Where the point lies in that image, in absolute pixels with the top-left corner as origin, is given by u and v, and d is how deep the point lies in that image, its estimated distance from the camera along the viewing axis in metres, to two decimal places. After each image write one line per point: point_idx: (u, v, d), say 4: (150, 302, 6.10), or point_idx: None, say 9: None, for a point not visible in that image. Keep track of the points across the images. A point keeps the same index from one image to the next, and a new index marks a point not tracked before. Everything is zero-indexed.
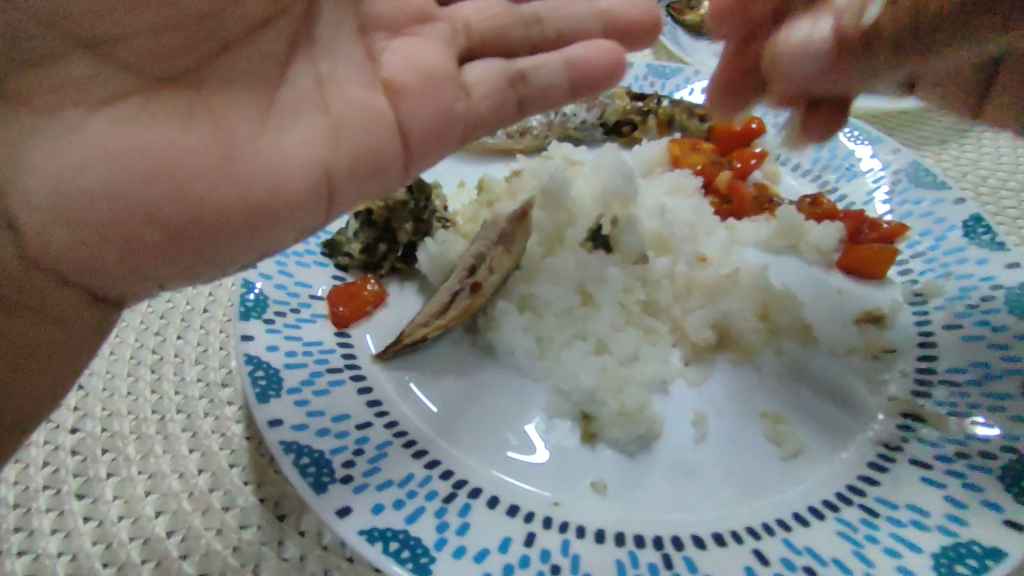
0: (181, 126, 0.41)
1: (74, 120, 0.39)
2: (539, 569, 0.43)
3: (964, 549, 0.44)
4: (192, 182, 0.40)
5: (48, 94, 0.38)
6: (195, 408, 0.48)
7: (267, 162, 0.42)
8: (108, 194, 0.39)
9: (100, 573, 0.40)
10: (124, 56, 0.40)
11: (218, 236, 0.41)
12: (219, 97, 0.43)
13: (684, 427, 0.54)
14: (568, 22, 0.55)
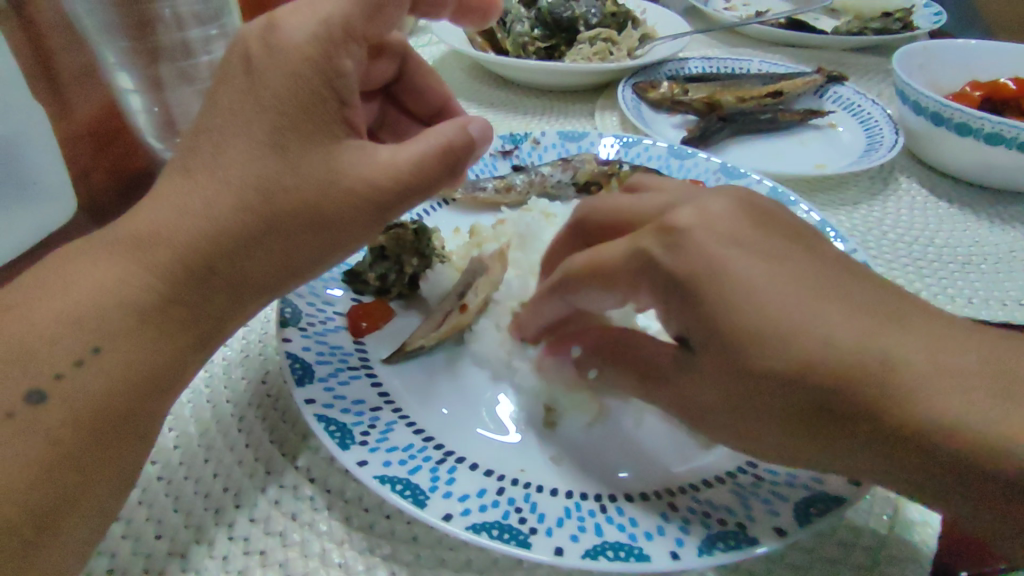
0: (323, 247, 0.59)
1: (275, 262, 0.58)
2: (506, 509, 0.53)
3: (820, 498, 0.54)
4: (305, 267, 0.61)
5: (263, 247, 0.57)
6: (242, 399, 0.68)
7: (343, 244, 0.61)
8: (270, 277, 0.59)
9: (172, 516, 0.57)
10: (308, 218, 0.57)
11: (296, 277, 0.61)
12: (341, 222, 0.58)
13: (624, 417, 0.65)
14: (426, 89, 0.89)
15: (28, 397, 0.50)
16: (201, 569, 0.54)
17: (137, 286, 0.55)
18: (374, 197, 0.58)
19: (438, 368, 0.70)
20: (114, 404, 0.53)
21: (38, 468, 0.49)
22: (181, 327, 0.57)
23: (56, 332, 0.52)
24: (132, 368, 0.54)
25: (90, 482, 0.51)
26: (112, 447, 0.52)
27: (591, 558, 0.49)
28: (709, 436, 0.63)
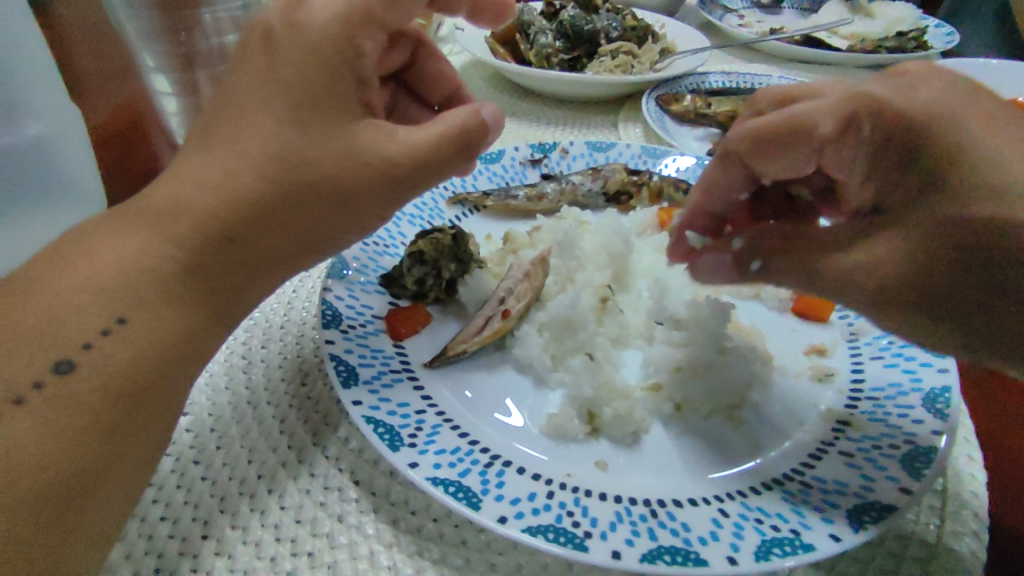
0: (340, 216, 0.58)
1: (293, 237, 0.58)
2: (558, 512, 0.53)
3: (870, 506, 0.54)
4: (321, 241, 0.60)
5: (277, 221, 0.56)
6: (282, 400, 0.67)
7: (359, 219, 0.60)
8: (288, 249, 0.59)
9: (218, 516, 0.57)
10: (324, 191, 0.56)
11: (314, 250, 0.61)
12: (360, 198, 0.57)
13: (666, 425, 0.66)
14: (437, 77, 0.89)
15: (56, 366, 0.50)
16: (251, 569, 0.53)
17: (161, 256, 0.54)
18: (392, 172, 0.57)
19: (478, 373, 0.70)
20: (140, 372, 0.52)
21: (70, 434, 0.48)
22: (201, 296, 0.57)
23: (81, 303, 0.52)
24: (157, 337, 0.54)
25: (121, 454, 0.51)
26: (141, 418, 0.52)
27: (649, 562, 0.49)
28: (752, 444, 0.63)
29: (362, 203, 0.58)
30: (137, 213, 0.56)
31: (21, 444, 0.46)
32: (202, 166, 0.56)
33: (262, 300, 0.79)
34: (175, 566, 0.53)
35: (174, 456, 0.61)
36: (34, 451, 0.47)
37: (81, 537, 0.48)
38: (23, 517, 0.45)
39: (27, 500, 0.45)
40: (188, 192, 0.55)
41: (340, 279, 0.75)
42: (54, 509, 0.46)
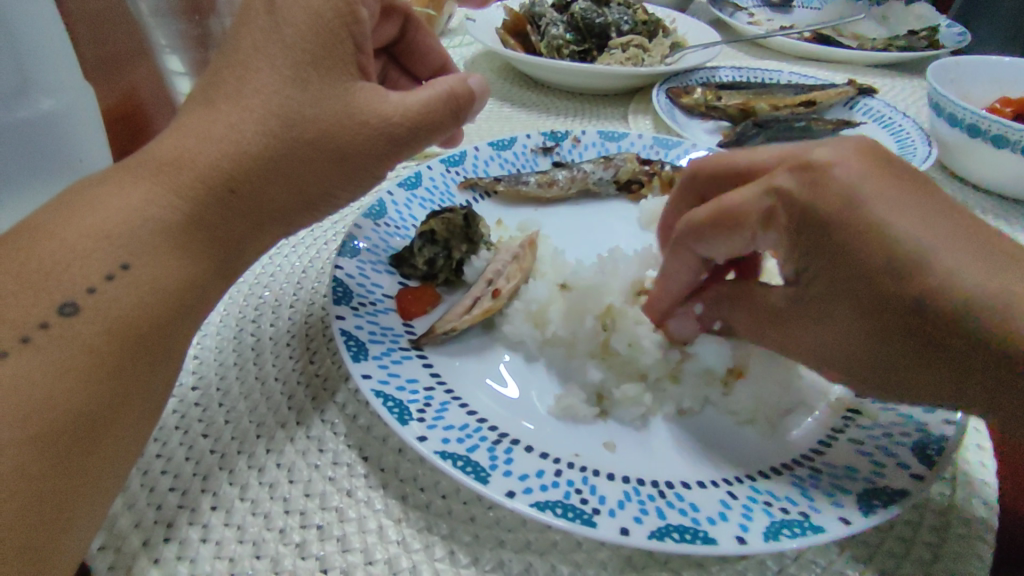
0: (335, 173, 0.61)
1: (291, 193, 0.61)
2: (567, 489, 0.53)
3: (880, 490, 0.54)
4: (314, 196, 0.63)
5: (273, 173, 0.58)
6: (292, 377, 0.67)
7: (352, 174, 0.63)
8: (281, 205, 0.61)
9: (227, 489, 0.57)
10: (325, 143, 0.59)
11: (306, 208, 0.63)
12: (355, 154, 0.61)
13: (673, 409, 0.66)
14: (426, 49, 0.88)
15: (61, 309, 0.51)
16: (260, 541, 0.53)
17: (168, 207, 0.56)
18: (390, 137, 0.61)
19: (488, 350, 0.70)
20: (144, 319, 0.53)
21: (78, 377, 0.49)
22: (203, 246, 0.58)
23: (86, 250, 0.53)
24: (160, 283, 0.54)
25: (126, 400, 0.51)
26: (147, 364, 0.53)
27: (658, 539, 0.49)
28: (761, 431, 0.63)
29: (358, 158, 0.61)
30: (154, 171, 0.57)
31: (25, 386, 0.47)
32: (211, 121, 0.58)
33: (271, 278, 0.79)
34: (184, 535, 0.53)
35: (182, 429, 0.61)
36: (40, 392, 0.47)
37: (90, 475, 0.49)
38: (30, 455, 0.45)
39: (35, 438, 0.46)
40: (207, 149, 0.57)
41: (351, 258, 0.75)
42: (59, 448, 0.47)
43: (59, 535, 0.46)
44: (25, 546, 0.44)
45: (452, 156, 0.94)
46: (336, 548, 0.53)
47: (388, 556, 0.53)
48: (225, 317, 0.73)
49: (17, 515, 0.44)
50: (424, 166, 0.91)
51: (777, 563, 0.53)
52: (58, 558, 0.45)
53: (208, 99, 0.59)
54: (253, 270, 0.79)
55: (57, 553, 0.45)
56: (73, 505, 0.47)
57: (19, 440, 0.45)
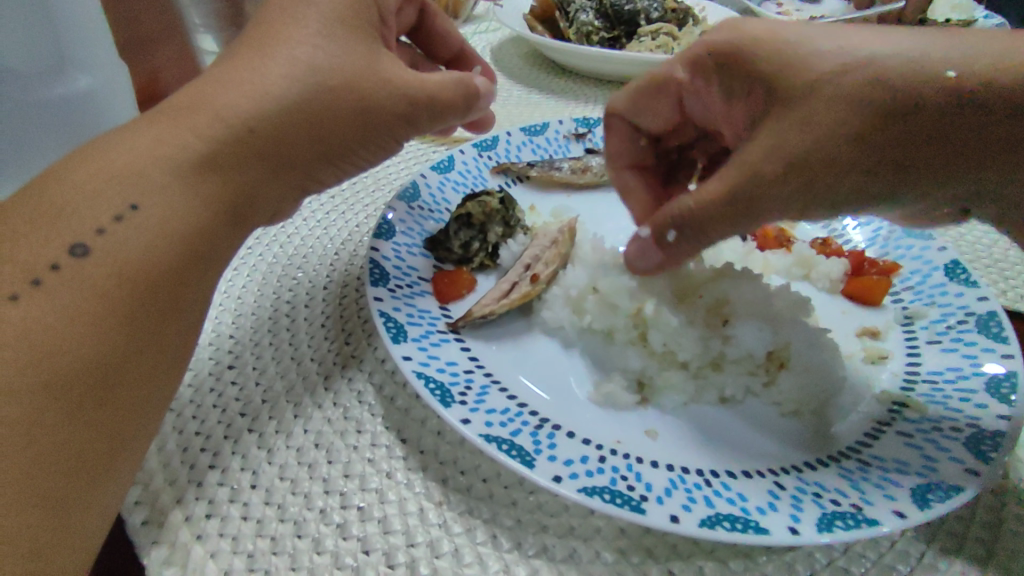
0: (360, 134, 0.61)
1: (311, 142, 0.59)
2: (612, 475, 0.52)
3: (934, 485, 0.52)
4: (335, 158, 0.62)
5: (299, 130, 0.57)
6: (328, 358, 0.67)
7: (371, 136, 0.62)
8: (303, 161, 0.60)
9: (266, 467, 0.56)
10: (355, 97, 0.59)
11: (324, 171, 0.62)
12: (378, 111, 0.60)
13: (714, 398, 0.64)
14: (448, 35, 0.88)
15: (71, 251, 0.49)
16: (300, 520, 0.52)
17: (187, 154, 0.54)
18: (411, 97, 0.62)
19: (524, 334, 0.69)
20: (162, 269, 0.52)
21: (83, 321, 0.48)
22: (229, 205, 0.56)
23: (95, 191, 0.52)
24: (167, 225, 0.52)
25: (138, 352, 0.50)
26: (160, 317, 0.52)
27: (708, 528, 0.48)
28: (806, 423, 0.62)
29: (381, 114, 0.61)
30: (169, 113, 0.56)
31: (35, 331, 0.46)
32: (245, 78, 0.57)
33: (305, 259, 0.78)
34: (224, 513, 0.53)
35: (219, 407, 0.60)
36: (52, 337, 0.46)
37: (105, 429, 0.47)
38: (45, 404, 0.45)
39: (49, 386, 0.45)
40: (242, 105, 0.55)
41: (388, 239, 0.74)
42: (73, 397, 0.46)
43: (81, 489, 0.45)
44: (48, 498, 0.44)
45: (485, 140, 0.93)
46: (376, 530, 0.52)
47: (429, 539, 0.52)
48: (259, 297, 0.73)
49: (33, 466, 0.43)
50: (457, 151, 0.90)
51: (826, 556, 0.52)
52: (88, 513, 0.45)
53: (238, 57, 0.58)
54: (286, 251, 0.79)
55: (85, 509, 0.45)
56: (91, 458, 0.46)
57: (37, 387, 0.45)
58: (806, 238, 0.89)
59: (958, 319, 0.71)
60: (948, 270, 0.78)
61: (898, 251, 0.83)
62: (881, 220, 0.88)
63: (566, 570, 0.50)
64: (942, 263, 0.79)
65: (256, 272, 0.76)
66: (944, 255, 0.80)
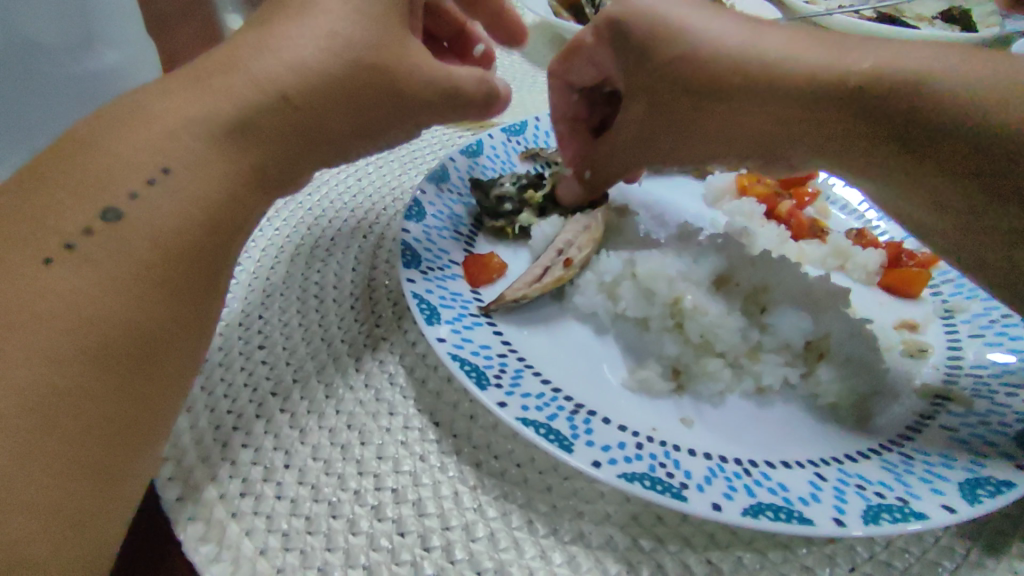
0: (394, 118, 0.62)
1: (347, 117, 0.59)
2: (650, 462, 0.51)
3: (983, 479, 0.51)
4: (367, 136, 0.62)
5: (334, 101, 0.57)
6: (359, 340, 0.66)
7: (401, 121, 0.63)
8: (337, 137, 0.60)
9: (300, 448, 0.56)
10: (398, 87, 0.60)
11: (352, 146, 0.62)
12: (413, 102, 0.62)
13: (750, 387, 0.63)
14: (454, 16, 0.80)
15: (116, 226, 0.49)
16: (334, 500, 0.52)
17: (227, 125, 0.53)
18: (449, 96, 0.63)
19: (557, 318, 0.68)
20: (195, 235, 0.51)
21: (117, 289, 0.47)
22: (257, 176, 0.56)
23: (136, 160, 0.51)
24: (200, 190, 0.52)
25: (170, 319, 0.49)
26: (196, 283, 0.51)
27: (751, 517, 0.47)
28: (845, 414, 0.60)
29: (417, 105, 0.62)
30: (205, 87, 0.55)
31: (78, 300, 0.46)
32: (287, 49, 0.56)
33: (332, 241, 0.77)
34: (258, 491, 0.52)
35: (251, 387, 0.60)
36: (91, 305, 0.46)
37: (146, 397, 0.48)
38: (88, 373, 0.44)
39: (93, 355, 0.45)
40: (281, 76, 0.55)
41: (419, 222, 0.73)
42: (118, 367, 0.46)
43: (120, 460, 0.45)
44: (94, 469, 0.44)
45: (513, 124, 0.92)
46: (411, 512, 0.52)
47: (464, 522, 0.51)
48: (287, 276, 0.72)
49: (78, 436, 0.43)
50: (485, 135, 0.89)
51: (867, 550, 0.51)
52: (126, 481, 0.46)
53: (276, 31, 0.57)
54: (313, 232, 0.78)
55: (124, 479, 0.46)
56: (133, 429, 0.47)
57: (81, 357, 0.44)
58: (840, 229, 0.88)
59: (1002, 314, 0.70)
60: None
61: None
62: None
63: (603, 557, 0.50)
64: None
65: (284, 251, 0.75)
66: None
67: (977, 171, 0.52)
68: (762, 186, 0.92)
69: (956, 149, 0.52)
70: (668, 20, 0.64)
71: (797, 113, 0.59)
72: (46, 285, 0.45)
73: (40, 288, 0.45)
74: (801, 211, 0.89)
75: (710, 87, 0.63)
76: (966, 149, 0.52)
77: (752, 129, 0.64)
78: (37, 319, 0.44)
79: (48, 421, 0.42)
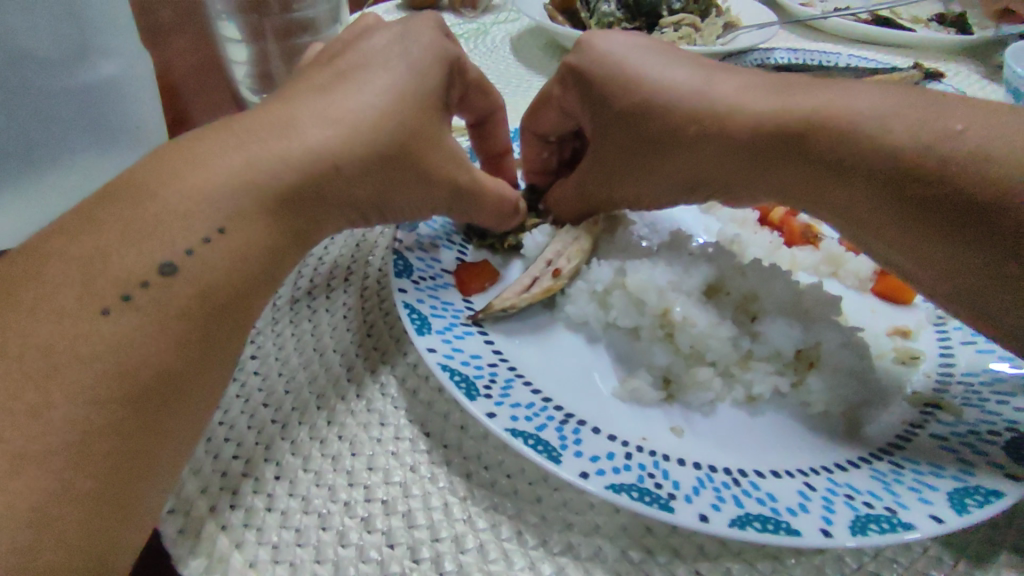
0: (413, 198, 0.65)
1: (377, 180, 0.60)
2: (639, 473, 0.51)
3: (972, 490, 0.51)
4: (385, 204, 0.64)
5: (325, 123, 0.58)
6: (351, 350, 0.66)
7: (417, 203, 0.66)
8: (358, 203, 0.61)
9: (291, 458, 0.56)
10: (426, 173, 0.64)
11: (371, 210, 0.63)
12: (435, 191, 0.66)
13: (741, 396, 0.63)
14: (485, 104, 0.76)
15: (95, 232, 0.48)
16: (324, 512, 0.52)
17: (219, 140, 0.54)
18: (470, 193, 0.68)
19: (548, 327, 0.68)
20: (230, 281, 0.51)
21: (150, 326, 0.46)
22: (296, 231, 0.56)
23: (185, 210, 0.50)
24: (250, 250, 0.52)
25: (195, 358, 0.48)
26: (222, 321, 0.50)
27: (738, 528, 0.47)
28: (835, 422, 0.61)
29: (439, 193, 0.66)
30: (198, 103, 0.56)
31: (126, 346, 0.45)
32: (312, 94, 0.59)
33: (326, 252, 0.78)
34: (249, 503, 0.52)
35: (243, 398, 0.60)
36: (121, 338, 0.45)
37: (167, 433, 0.46)
38: (107, 404, 0.43)
39: (130, 399, 0.44)
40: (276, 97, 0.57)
41: (410, 230, 0.74)
42: (140, 402, 0.45)
43: (138, 496, 0.44)
44: (113, 505, 0.42)
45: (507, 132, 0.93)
46: (401, 523, 0.52)
47: (454, 533, 0.51)
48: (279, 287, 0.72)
49: (83, 464, 0.41)
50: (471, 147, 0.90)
51: (857, 559, 0.51)
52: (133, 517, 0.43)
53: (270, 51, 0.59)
54: None
55: (132, 513, 0.43)
56: (158, 473, 0.45)
57: (96, 384, 0.43)
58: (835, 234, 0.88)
59: None
60: None
61: None
62: None
63: (593, 568, 0.50)
64: None
65: None
66: None
67: (946, 222, 0.52)
68: None
69: (917, 201, 0.53)
70: (629, 67, 0.66)
71: (754, 162, 0.61)
72: (94, 332, 0.45)
73: (86, 332, 0.44)
74: (794, 217, 0.89)
75: (678, 129, 0.64)
76: (929, 198, 0.52)
77: (713, 176, 0.65)
78: (83, 362, 0.43)
79: (76, 460, 0.41)
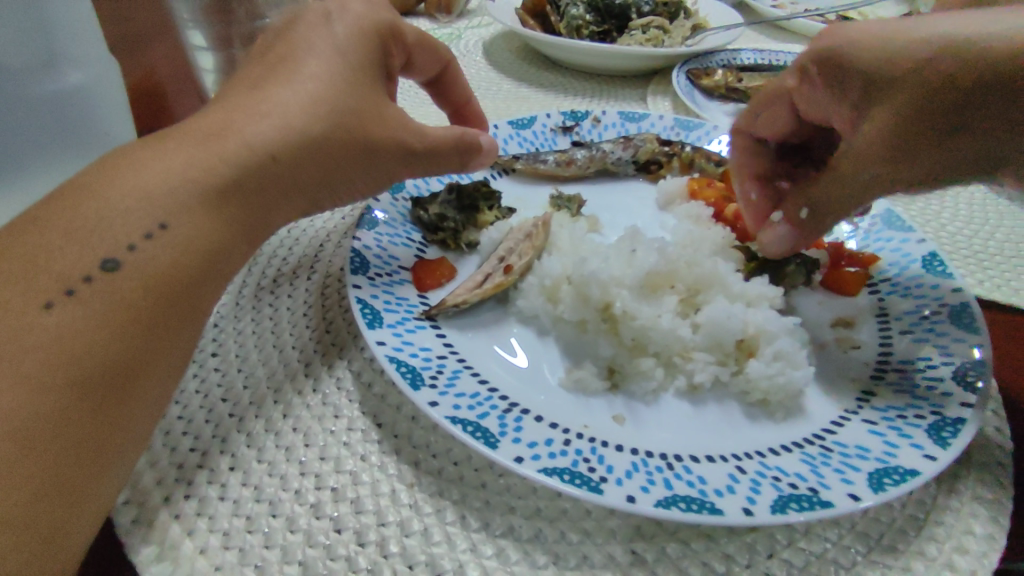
0: (360, 175, 0.67)
1: (321, 170, 0.63)
2: (574, 458, 0.54)
3: (891, 470, 0.53)
4: (331, 189, 0.66)
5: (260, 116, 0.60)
6: (309, 346, 0.68)
7: (369, 176, 0.68)
8: (303, 191, 0.64)
9: (245, 450, 0.58)
10: (367, 147, 0.65)
11: (318, 198, 0.66)
12: (381, 160, 0.67)
13: (684, 384, 0.65)
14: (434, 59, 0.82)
15: (53, 238, 0.51)
16: (275, 500, 0.54)
17: (170, 147, 0.57)
18: (418, 155, 0.70)
19: (500, 323, 0.71)
20: (177, 275, 0.54)
21: (95, 319, 0.49)
22: (246, 228, 0.59)
23: (124, 204, 0.53)
24: (192, 242, 0.55)
25: (137, 347, 0.50)
26: (169, 311, 0.53)
27: (663, 508, 0.49)
28: (772, 407, 0.63)
29: (387, 164, 0.68)
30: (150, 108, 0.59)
31: (67, 335, 0.48)
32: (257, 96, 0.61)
33: (289, 251, 0.80)
34: (203, 493, 0.54)
35: (202, 393, 0.62)
36: (68, 332, 0.48)
37: (118, 421, 0.49)
38: (51, 392, 0.46)
39: (70, 384, 0.47)
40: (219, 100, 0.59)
41: (370, 229, 0.76)
42: (86, 390, 0.47)
43: (91, 480, 0.47)
44: (59, 489, 0.45)
45: None
46: (349, 510, 0.54)
47: (400, 518, 0.53)
48: (240, 285, 0.75)
49: (33, 452, 0.44)
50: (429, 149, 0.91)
51: (787, 537, 0.53)
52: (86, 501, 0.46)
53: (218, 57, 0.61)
54: (269, 241, 0.81)
55: (88, 497, 0.46)
56: (111, 461, 0.48)
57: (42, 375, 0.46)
58: None
59: (931, 311, 0.72)
60: (925, 262, 0.79)
61: (878, 244, 0.84)
62: (860, 212, 0.89)
63: (532, 549, 0.52)
64: (919, 256, 0.80)
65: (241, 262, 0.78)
66: (922, 247, 0.81)
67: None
68: (711, 189, 0.94)
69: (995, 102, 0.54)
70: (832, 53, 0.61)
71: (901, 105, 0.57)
72: (37, 323, 0.48)
73: (30, 322, 0.48)
74: None
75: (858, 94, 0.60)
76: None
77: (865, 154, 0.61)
78: (25, 350, 0.46)
79: (22, 447, 0.44)
